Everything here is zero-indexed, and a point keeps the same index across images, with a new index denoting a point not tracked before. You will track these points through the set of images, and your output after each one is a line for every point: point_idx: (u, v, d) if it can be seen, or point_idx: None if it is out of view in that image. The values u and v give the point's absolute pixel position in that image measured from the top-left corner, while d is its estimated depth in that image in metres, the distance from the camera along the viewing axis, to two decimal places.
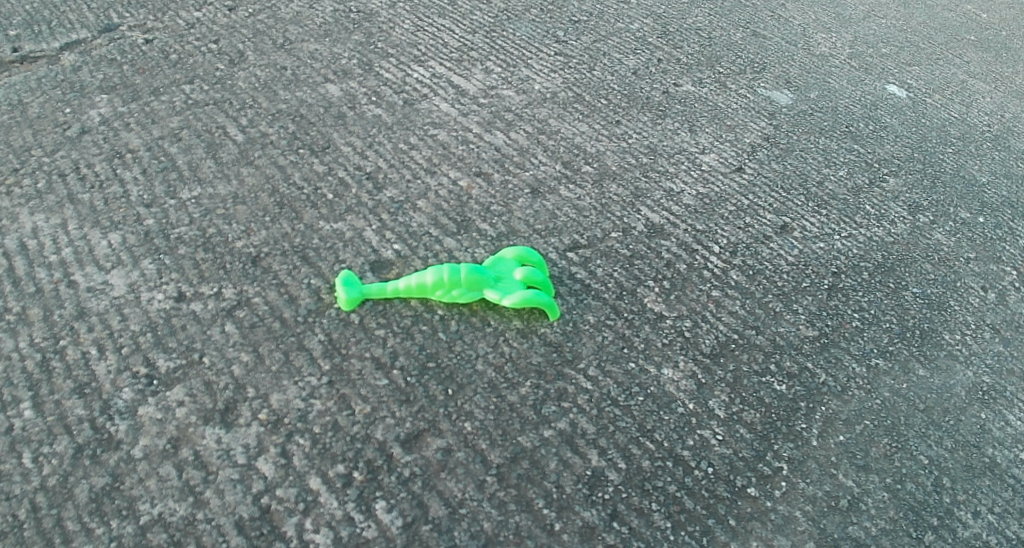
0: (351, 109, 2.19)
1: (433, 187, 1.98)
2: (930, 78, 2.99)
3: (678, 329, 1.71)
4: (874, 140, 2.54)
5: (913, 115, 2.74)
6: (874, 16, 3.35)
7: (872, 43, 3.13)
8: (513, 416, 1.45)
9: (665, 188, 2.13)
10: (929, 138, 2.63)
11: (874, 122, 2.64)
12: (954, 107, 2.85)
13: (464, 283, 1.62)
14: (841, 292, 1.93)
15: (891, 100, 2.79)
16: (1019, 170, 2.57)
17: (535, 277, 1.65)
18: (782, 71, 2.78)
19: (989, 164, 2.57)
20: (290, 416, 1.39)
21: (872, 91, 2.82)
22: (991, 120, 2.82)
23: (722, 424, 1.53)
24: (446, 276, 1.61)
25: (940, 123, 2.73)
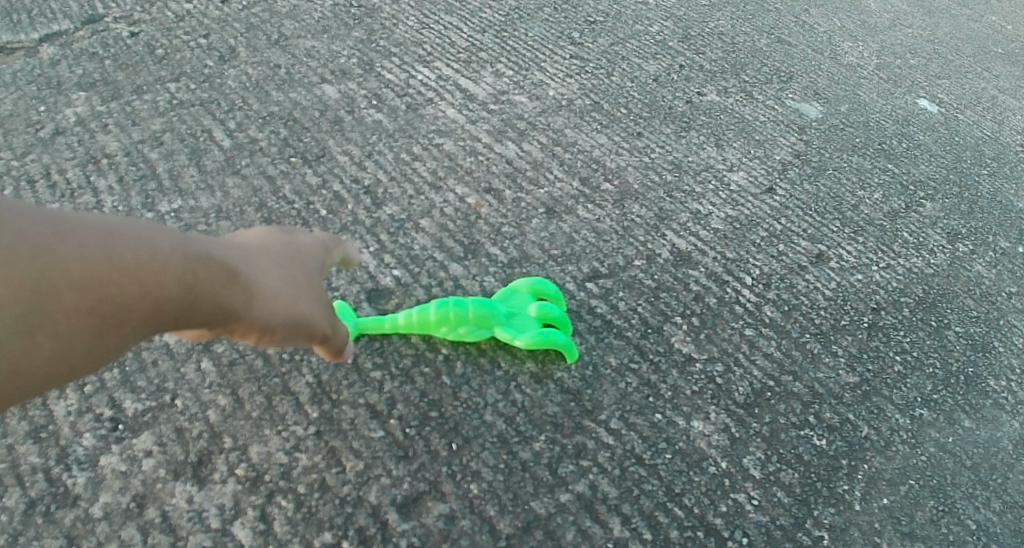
0: (350, 114, 2.01)
1: (438, 204, 1.81)
2: (960, 93, 2.82)
3: (708, 374, 1.54)
4: (908, 159, 2.38)
5: (946, 133, 2.57)
6: (901, 25, 3.18)
7: (899, 54, 2.96)
8: (525, 477, 1.28)
9: (691, 209, 1.96)
10: (963, 158, 2.46)
11: (908, 140, 2.47)
12: (987, 125, 2.68)
13: (471, 318, 1.45)
14: (883, 331, 1.77)
15: (923, 116, 2.62)
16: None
17: (551, 313, 1.49)
18: (810, 81, 2.61)
19: None
20: (271, 473, 1.23)
21: (904, 106, 2.65)
22: None
23: (758, 487, 1.37)
24: (452, 312, 1.43)
25: (973, 142, 2.57)
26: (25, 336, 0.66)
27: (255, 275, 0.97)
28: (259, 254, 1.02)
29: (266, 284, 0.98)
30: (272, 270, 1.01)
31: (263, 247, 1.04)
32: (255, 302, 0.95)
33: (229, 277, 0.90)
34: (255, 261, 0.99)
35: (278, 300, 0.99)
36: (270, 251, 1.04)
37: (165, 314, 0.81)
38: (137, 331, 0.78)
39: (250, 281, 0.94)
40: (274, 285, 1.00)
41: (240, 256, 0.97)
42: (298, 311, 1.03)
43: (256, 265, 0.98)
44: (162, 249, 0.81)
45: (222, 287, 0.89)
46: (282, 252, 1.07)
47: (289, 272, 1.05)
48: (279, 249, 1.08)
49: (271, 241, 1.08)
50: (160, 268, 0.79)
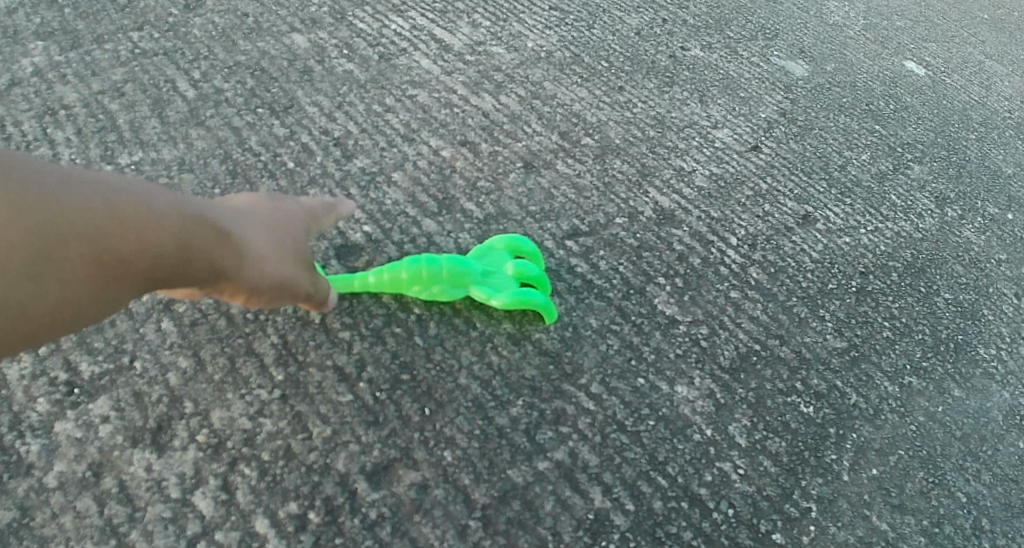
0: (320, 63, 1.92)
1: (411, 157, 1.73)
2: (947, 57, 2.76)
3: (692, 337, 1.49)
4: (896, 121, 2.32)
5: (934, 95, 2.52)
6: None
7: (886, 15, 2.89)
8: (502, 444, 1.23)
9: (674, 165, 1.90)
10: (951, 122, 2.41)
11: (896, 102, 2.41)
12: (974, 90, 2.62)
13: (445, 276, 1.38)
14: (871, 296, 1.72)
15: (911, 78, 2.56)
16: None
17: (529, 272, 1.43)
18: (796, 39, 2.53)
19: (1013, 155, 2.36)
20: (234, 440, 1.17)
21: (891, 67, 2.59)
22: (1011, 106, 2.61)
23: (743, 455, 1.32)
24: (426, 271, 1.37)
25: (961, 106, 2.51)
26: (38, 281, 0.75)
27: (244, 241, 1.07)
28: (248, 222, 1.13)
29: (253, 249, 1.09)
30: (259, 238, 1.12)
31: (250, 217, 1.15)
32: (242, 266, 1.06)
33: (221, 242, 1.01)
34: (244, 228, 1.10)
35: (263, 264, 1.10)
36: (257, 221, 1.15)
37: (162, 272, 0.90)
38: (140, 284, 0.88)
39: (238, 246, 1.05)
40: (261, 251, 1.11)
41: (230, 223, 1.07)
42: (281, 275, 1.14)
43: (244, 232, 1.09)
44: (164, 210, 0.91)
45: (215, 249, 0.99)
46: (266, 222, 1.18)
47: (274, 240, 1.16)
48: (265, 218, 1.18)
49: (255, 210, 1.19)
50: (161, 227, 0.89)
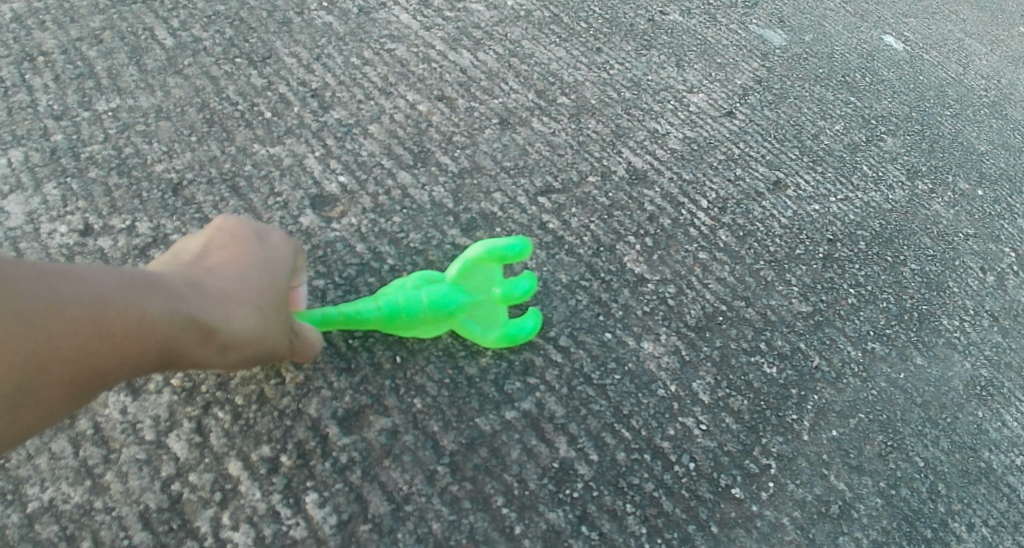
0: (299, 15, 1.91)
1: (388, 110, 1.74)
2: (927, 33, 2.78)
3: (660, 295, 1.53)
4: (871, 94, 2.34)
5: (910, 70, 2.54)
6: None
7: None
8: (471, 394, 1.27)
9: (649, 128, 1.92)
10: (926, 97, 2.43)
11: (871, 75, 2.43)
12: (951, 67, 2.65)
13: (425, 322, 1.26)
14: (837, 263, 1.76)
15: (888, 52, 2.58)
16: (1016, 141, 2.41)
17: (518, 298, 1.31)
18: (775, 9, 2.54)
19: (986, 132, 2.40)
20: (207, 384, 1.18)
21: (870, 40, 2.60)
22: (988, 84, 2.64)
23: (706, 412, 1.37)
24: (406, 321, 1.24)
25: (937, 82, 2.54)
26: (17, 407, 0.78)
27: (232, 316, 1.00)
28: (246, 284, 1.06)
29: (246, 322, 1.02)
30: (256, 305, 1.05)
31: (252, 272, 1.09)
32: (227, 346, 1.00)
33: (200, 328, 0.95)
34: (236, 296, 1.03)
35: (253, 336, 1.03)
36: (260, 281, 1.08)
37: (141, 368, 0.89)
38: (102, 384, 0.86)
39: (224, 326, 0.98)
40: (256, 321, 1.04)
41: (218, 294, 1.01)
42: (275, 345, 1.08)
43: (235, 302, 1.02)
44: (132, 309, 0.86)
45: (192, 336, 0.94)
46: (271, 276, 1.11)
47: (273, 300, 1.08)
48: (272, 272, 1.11)
49: (264, 256, 1.13)
50: (123, 329, 0.85)
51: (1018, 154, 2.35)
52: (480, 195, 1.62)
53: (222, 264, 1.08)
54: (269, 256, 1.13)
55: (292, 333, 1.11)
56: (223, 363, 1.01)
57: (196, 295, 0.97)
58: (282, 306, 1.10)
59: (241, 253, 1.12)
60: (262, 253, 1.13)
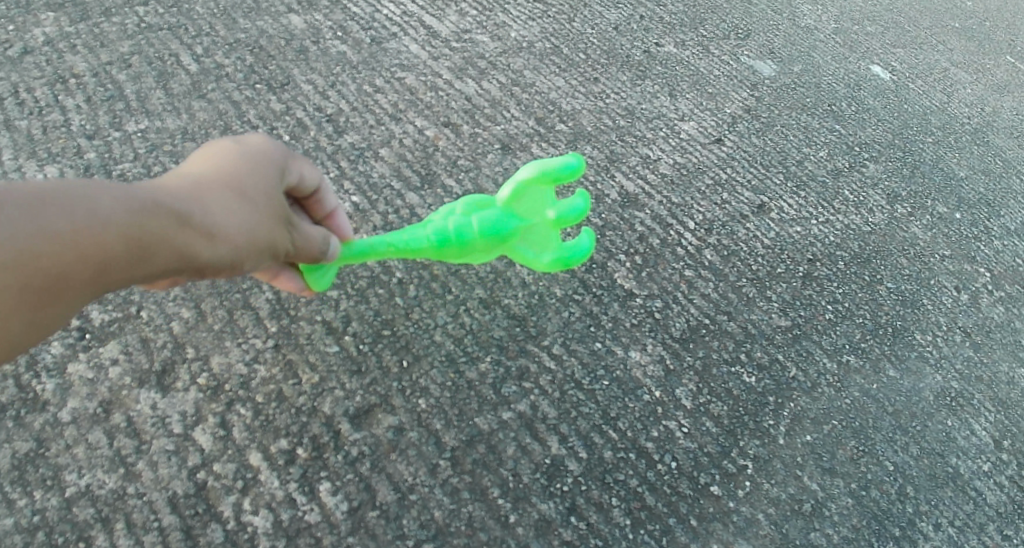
0: (315, 44, 2.04)
1: (397, 135, 1.86)
2: (914, 63, 2.90)
3: (647, 309, 1.65)
4: (856, 122, 2.47)
5: (896, 99, 2.66)
6: None
7: (858, 20, 3.03)
8: (471, 395, 1.39)
9: (641, 154, 2.04)
10: (910, 125, 2.55)
11: (857, 104, 2.56)
12: (937, 95, 2.77)
13: (477, 249, 1.22)
14: (816, 281, 1.87)
15: (875, 82, 2.70)
16: (996, 167, 2.53)
17: (572, 218, 1.24)
18: (766, 40, 2.67)
19: (967, 158, 2.52)
20: (231, 383, 1.30)
21: (857, 70, 2.73)
22: (971, 112, 2.76)
23: (688, 416, 1.48)
24: (457, 248, 1.21)
25: (921, 110, 2.66)
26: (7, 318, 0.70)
27: (209, 209, 0.91)
28: (222, 179, 0.96)
29: (234, 215, 0.93)
30: (238, 196, 0.96)
31: (228, 167, 0.99)
32: (221, 241, 0.91)
33: (173, 217, 0.85)
34: (212, 189, 0.94)
35: (246, 232, 0.94)
36: (240, 174, 0.99)
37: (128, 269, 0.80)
38: (77, 291, 0.76)
39: (201, 217, 0.89)
40: (246, 214, 0.95)
41: (189, 188, 0.91)
42: (277, 238, 0.99)
43: (211, 194, 0.92)
44: (82, 203, 0.76)
45: (166, 228, 0.84)
46: (255, 170, 1.01)
47: (265, 195, 0.99)
48: (253, 167, 1.01)
49: (242, 153, 1.03)
50: (75, 225, 0.74)
51: (998, 180, 2.48)
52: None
53: (194, 167, 0.98)
54: (250, 152, 1.03)
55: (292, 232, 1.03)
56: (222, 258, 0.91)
57: (160, 190, 0.87)
58: (273, 198, 1.01)
59: (214, 154, 1.01)
60: (239, 151, 1.03)
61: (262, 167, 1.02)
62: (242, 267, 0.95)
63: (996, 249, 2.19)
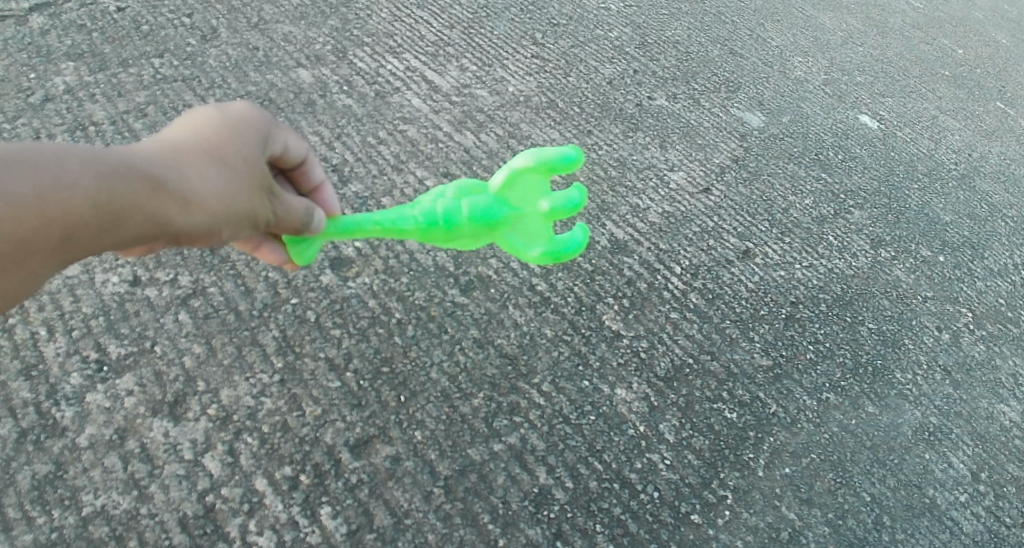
0: (321, 97, 2.16)
1: (399, 185, 1.97)
2: (902, 112, 3.03)
3: (634, 349, 1.73)
4: (842, 170, 2.57)
5: (883, 147, 2.77)
6: (853, 44, 3.38)
7: (848, 71, 3.16)
8: (464, 428, 1.47)
9: (631, 203, 2.15)
10: (896, 172, 2.66)
11: (844, 153, 2.67)
12: (924, 143, 2.89)
13: (465, 235, 1.19)
14: (798, 322, 1.96)
15: (863, 131, 2.82)
16: (980, 211, 2.63)
17: (565, 211, 1.21)
18: (756, 92, 2.80)
19: (952, 203, 2.62)
20: (239, 414, 1.39)
21: (845, 120, 2.85)
22: (958, 158, 2.87)
23: (670, 449, 1.56)
24: (443, 231, 1.17)
25: (908, 158, 2.77)
26: None
27: (185, 175, 0.88)
28: (201, 145, 0.94)
29: (211, 181, 0.91)
30: (219, 162, 0.94)
31: (210, 133, 0.96)
32: (194, 208, 0.88)
33: (145, 182, 0.83)
34: (191, 154, 0.91)
35: (222, 199, 0.92)
36: (222, 140, 0.96)
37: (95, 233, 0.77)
38: (41, 259, 0.74)
39: (176, 182, 0.87)
40: (225, 181, 0.93)
41: (164, 153, 0.89)
42: (257, 207, 0.97)
43: (188, 160, 0.90)
44: (46, 167, 0.73)
45: (135, 193, 0.81)
46: (238, 138, 0.99)
47: (246, 163, 0.97)
48: (237, 134, 0.99)
49: (225, 118, 1.00)
50: (38, 190, 0.71)
51: (982, 223, 2.57)
52: (478, 260, 1.80)
53: (178, 131, 0.96)
54: (234, 118, 1.01)
55: (274, 202, 1.01)
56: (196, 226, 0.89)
57: (133, 153, 0.85)
58: (256, 165, 0.99)
59: (196, 119, 0.99)
60: (223, 116, 1.01)
61: (246, 134, 1.00)
62: (220, 235, 0.93)
63: (978, 290, 2.28)
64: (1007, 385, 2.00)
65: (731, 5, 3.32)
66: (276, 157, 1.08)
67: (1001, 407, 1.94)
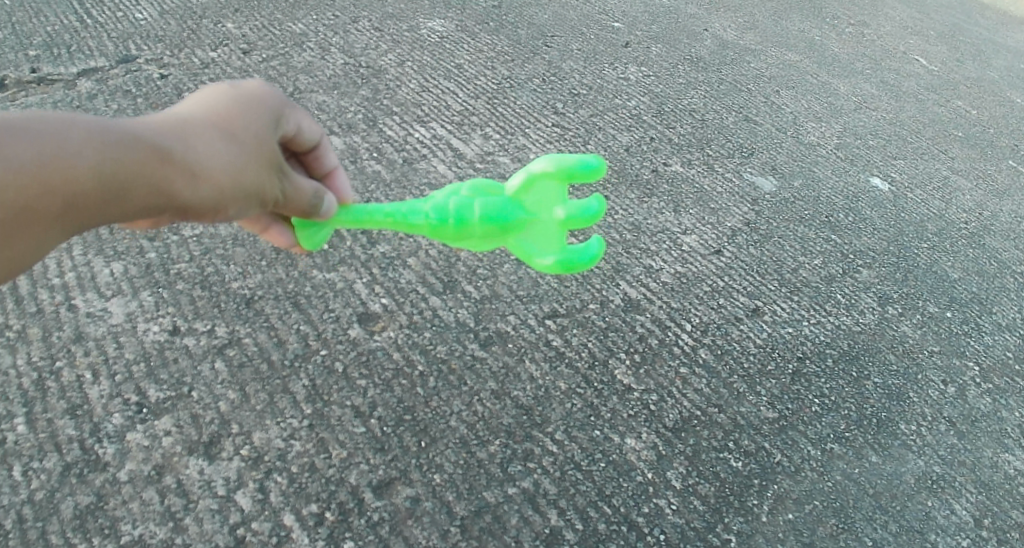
0: (353, 163, 2.37)
1: (424, 246, 2.09)
2: (913, 173, 3.13)
3: (644, 402, 1.81)
4: (852, 231, 2.66)
5: (893, 208, 2.87)
6: (866, 108, 3.52)
7: (861, 135, 3.29)
8: (480, 472, 1.55)
9: (645, 264, 2.25)
10: (905, 232, 2.75)
11: (854, 215, 2.76)
12: (934, 203, 2.98)
13: (476, 234, 1.18)
14: (805, 377, 2.03)
15: (874, 193, 2.92)
16: (989, 268, 2.70)
17: (582, 219, 1.19)
18: (769, 157, 2.94)
19: (962, 261, 2.69)
20: (270, 455, 1.50)
21: (856, 183, 2.96)
22: (968, 217, 2.96)
23: (677, 495, 1.62)
24: (452, 227, 1.16)
25: (918, 218, 2.86)
26: None
27: (193, 148, 0.92)
28: (210, 121, 0.98)
29: (219, 155, 0.94)
30: (228, 138, 0.97)
31: (220, 110, 1.00)
32: (201, 181, 0.91)
33: (152, 156, 0.87)
34: (199, 130, 0.95)
35: (230, 173, 0.95)
36: (231, 116, 1.00)
37: (101, 201, 0.81)
38: (50, 224, 0.78)
39: (183, 154, 0.90)
40: (232, 156, 0.96)
41: (172, 127, 0.93)
42: (266, 183, 1.00)
43: (197, 135, 0.94)
44: (50, 137, 0.77)
45: (142, 164, 0.85)
46: (247, 115, 1.02)
47: (255, 141, 1.01)
48: (246, 112, 1.03)
49: (235, 97, 1.04)
50: (44, 157, 0.76)
51: (992, 280, 2.64)
52: (497, 317, 1.93)
53: (189, 108, 1.00)
54: (244, 97, 1.05)
55: (282, 180, 1.05)
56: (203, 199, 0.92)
57: (141, 125, 0.89)
58: (265, 143, 1.02)
59: (206, 96, 1.03)
60: (231, 95, 1.04)
61: (254, 112, 1.04)
62: (229, 210, 0.96)
63: (985, 344, 2.33)
64: (1013, 436, 2.05)
65: (747, 74, 3.51)
66: (287, 138, 1.13)
67: (1006, 456, 1.98)
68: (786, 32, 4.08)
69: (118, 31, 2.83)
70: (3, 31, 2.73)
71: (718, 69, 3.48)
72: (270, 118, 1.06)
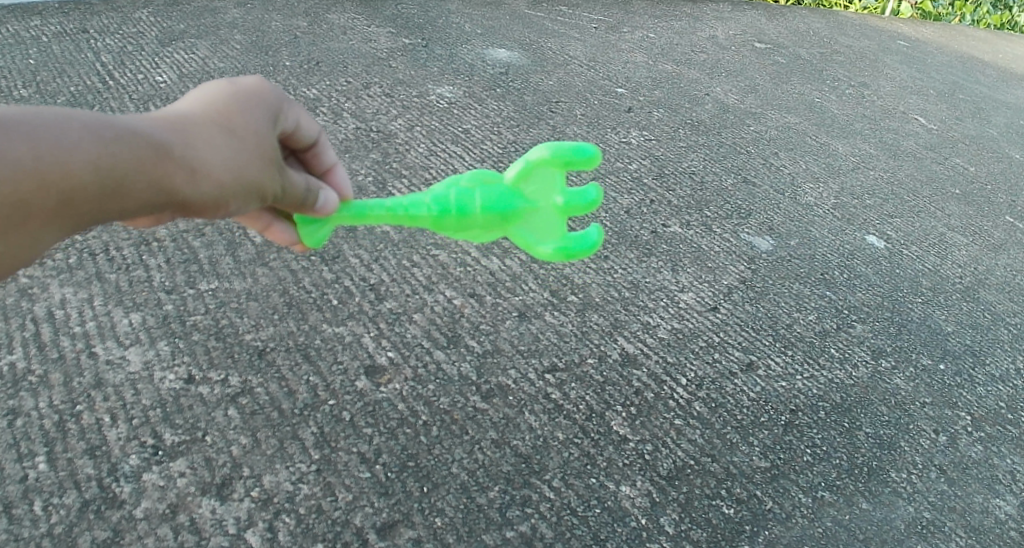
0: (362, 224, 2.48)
1: (429, 303, 2.19)
2: (909, 231, 3.24)
3: (639, 451, 1.88)
4: (847, 287, 2.75)
5: (889, 264, 2.96)
6: (864, 168, 3.65)
7: (858, 195, 3.40)
8: (479, 516, 1.62)
9: (642, 320, 2.35)
10: (900, 288, 2.84)
11: (850, 272, 2.85)
12: (930, 259, 3.07)
13: (481, 225, 1.16)
14: (797, 428, 2.09)
15: (870, 251, 3.02)
16: (983, 320, 2.77)
17: (580, 204, 1.21)
18: (767, 218, 3.05)
19: (956, 314, 2.77)
20: (278, 497, 1.58)
21: (852, 241, 3.06)
22: (963, 272, 3.05)
23: (670, 540, 1.68)
24: (456, 218, 1.13)
25: (913, 273, 2.95)
26: None
27: (192, 142, 0.83)
28: (208, 113, 0.88)
29: (220, 152, 0.85)
30: (228, 134, 0.88)
31: (217, 103, 0.91)
32: (200, 179, 0.82)
33: (144, 151, 0.77)
34: (197, 125, 0.86)
35: (230, 170, 0.86)
36: (229, 110, 0.90)
37: (89, 200, 0.71)
38: (37, 224, 0.68)
39: (182, 150, 0.81)
40: (233, 152, 0.87)
41: (168, 120, 0.84)
42: (267, 179, 0.91)
43: (195, 131, 0.84)
44: (40, 132, 0.68)
45: (140, 159, 0.76)
46: (245, 108, 0.93)
47: (256, 137, 0.91)
48: (244, 104, 0.93)
49: (236, 90, 0.95)
50: (36, 154, 0.67)
51: (986, 332, 2.71)
52: (499, 370, 2.02)
53: (185, 104, 0.90)
54: (245, 91, 0.95)
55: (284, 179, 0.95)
56: (202, 197, 0.82)
57: (133, 119, 0.79)
58: (267, 141, 0.93)
59: (204, 91, 0.93)
60: (232, 88, 0.95)
61: (257, 105, 0.95)
62: (230, 207, 0.87)
63: (978, 394, 2.39)
64: (1004, 481, 2.09)
65: (746, 136, 3.66)
66: (287, 134, 1.03)
67: (997, 501, 2.03)
68: (785, 95, 4.25)
69: (139, 93, 3.01)
70: (30, 91, 2.92)
71: (718, 132, 3.64)
72: (274, 113, 0.97)
